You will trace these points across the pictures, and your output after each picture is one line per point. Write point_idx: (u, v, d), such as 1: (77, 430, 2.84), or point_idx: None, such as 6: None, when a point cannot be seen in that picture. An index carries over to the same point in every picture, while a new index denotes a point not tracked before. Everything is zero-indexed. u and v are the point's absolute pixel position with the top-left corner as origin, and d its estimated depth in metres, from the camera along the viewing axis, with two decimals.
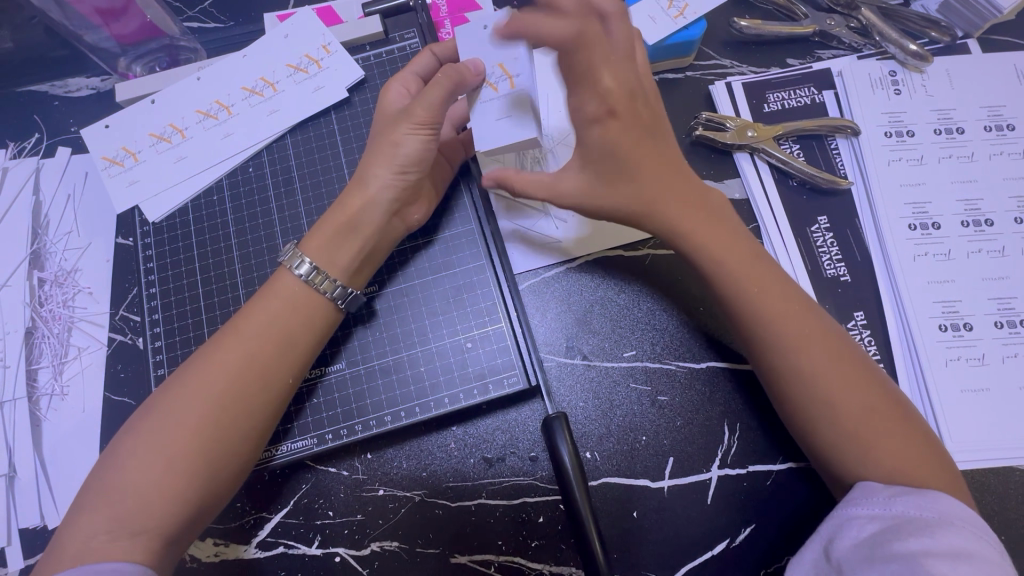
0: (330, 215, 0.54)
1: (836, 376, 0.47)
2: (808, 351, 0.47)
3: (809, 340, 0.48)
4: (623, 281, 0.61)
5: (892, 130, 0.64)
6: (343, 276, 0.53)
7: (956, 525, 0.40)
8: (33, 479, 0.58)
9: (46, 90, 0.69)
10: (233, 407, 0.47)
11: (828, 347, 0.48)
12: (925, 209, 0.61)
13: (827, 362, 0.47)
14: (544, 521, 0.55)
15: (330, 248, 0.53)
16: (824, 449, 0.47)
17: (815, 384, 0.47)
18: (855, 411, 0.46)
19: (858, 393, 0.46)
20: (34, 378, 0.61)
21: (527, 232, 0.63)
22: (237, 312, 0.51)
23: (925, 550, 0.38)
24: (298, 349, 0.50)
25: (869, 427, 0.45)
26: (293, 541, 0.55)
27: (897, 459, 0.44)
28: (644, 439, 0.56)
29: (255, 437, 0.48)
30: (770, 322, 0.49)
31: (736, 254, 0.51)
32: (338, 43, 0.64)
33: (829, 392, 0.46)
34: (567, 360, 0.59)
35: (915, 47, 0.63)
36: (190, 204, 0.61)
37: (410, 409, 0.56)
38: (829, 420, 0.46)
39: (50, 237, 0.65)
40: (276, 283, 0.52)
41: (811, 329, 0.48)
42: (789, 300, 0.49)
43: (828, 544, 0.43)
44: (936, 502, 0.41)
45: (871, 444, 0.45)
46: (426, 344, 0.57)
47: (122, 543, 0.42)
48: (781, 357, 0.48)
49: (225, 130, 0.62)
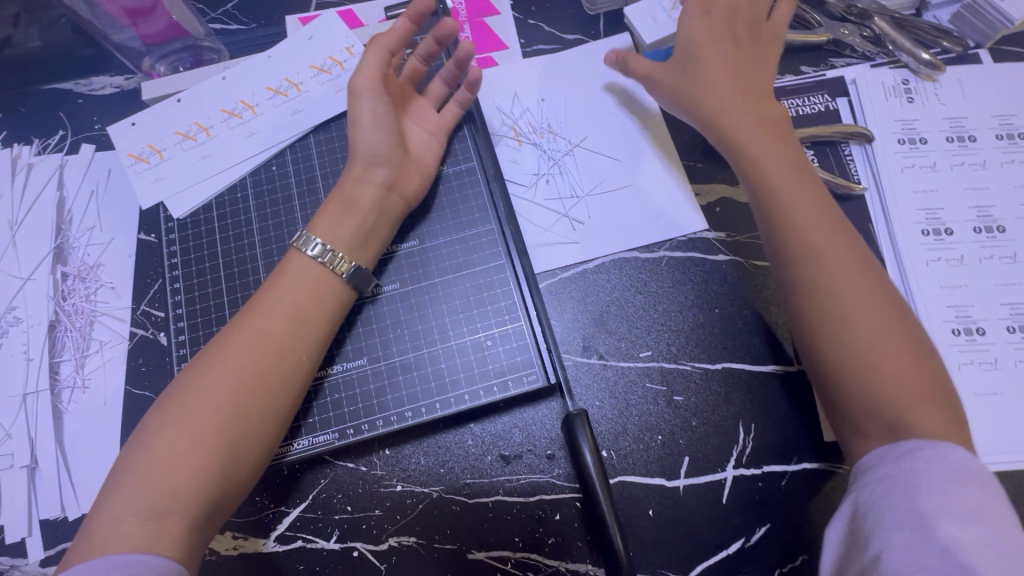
0: (331, 198, 0.57)
1: (875, 332, 0.46)
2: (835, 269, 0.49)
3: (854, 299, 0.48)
4: (639, 282, 0.62)
5: (905, 137, 0.65)
6: (346, 246, 0.55)
7: (971, 480, 0.40)
8: (54, 471, 0.58)
9: (70, 88, 0.70)
10: (254, 382, 0.48)
11: (856, 265, 0.49)
12: (938, 215, 0.62)
13: (853, 281, 0.48)
14: (561, 518, 0.55)
15: (332, 223, 0.55)
16: (843, 377, 0.47)
17: (838, 298, 0.48)
18: (875, 339, 0.46)
19: (881, 319, 0.47)
20: (56, 371, 0.62)
21: (554, 232, 0.64)
22: (254, 296, 0.53)
23: (938, 512, 0.39)
24: (313, 326, 0.51)
25: (889, 358, 0.46)
26: (311, 535, 0.56)
27: (915, 396, 0.44)
28: (660, 438, 0.57)
29: (274, 412, 0.48)
30: (805, 231, 0.50)
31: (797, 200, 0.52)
32: (361, 46, 0.65)
33: (851, 314, 0.47)
34: (583, 360, 0.60)
35: (928, 56, 0.65)
36: (213, 201, 0.62)
37: (430, 405, 0.56)
38: (845, 344, 0.47)
39: (73, 232, 0.66)
40: (287, 266, 0.53)
41: (840, 243, 0.50)
42: (825, 212, 0.51)
43: (849, 517, 0.44)
44: (950, 456, 0.41)
45: (889, 378, 0.45)
46: (446, 342, 0.58)
47: (149, 526, 0.42)
48: (811, 266, 0.49)
49: (249, 129, 0.63)
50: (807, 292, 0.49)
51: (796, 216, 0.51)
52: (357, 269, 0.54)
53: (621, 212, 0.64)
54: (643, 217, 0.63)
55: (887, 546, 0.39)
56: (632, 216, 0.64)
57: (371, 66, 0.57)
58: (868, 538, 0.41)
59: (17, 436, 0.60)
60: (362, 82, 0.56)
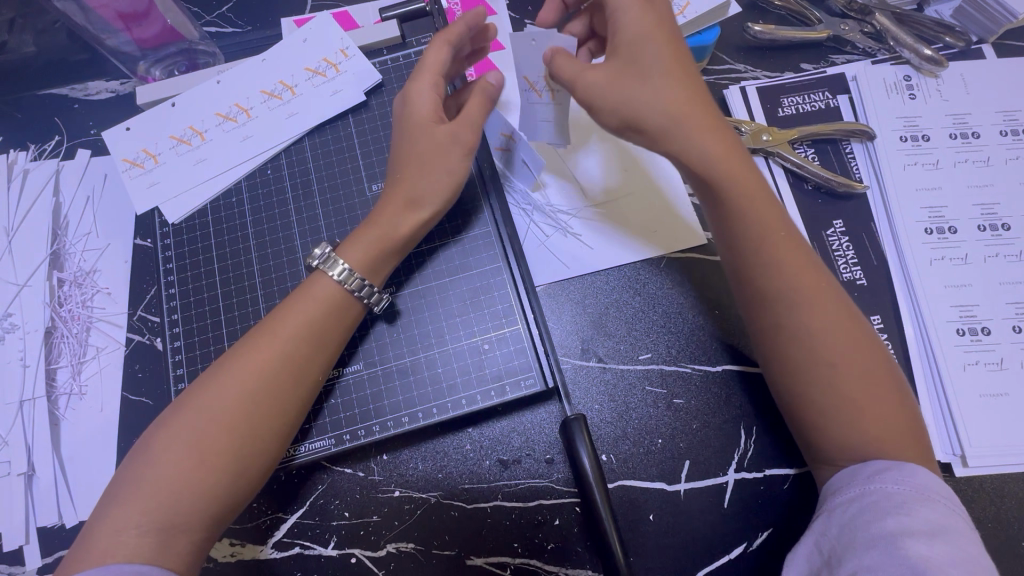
0: (369, 227, 0.54)
1: (846, 368, 0.45)
2: (806, 311, 0.46)
3: (830, 333, 0.46)
4: (638, 284, 0.61)
5: (907, 134, 0.64)
6: (379, 282, 0.55)
7: (934, 500, 0.41)
8: (51, 478, 0.58)
9: (66, 93, 0.70)
10: (264, 401, 0.47)
11: (828, 307, 0.46)
12: (941, 213, 0.61)
13: (825, 322, 0.46)
14: (560, 524, 0.55)
15: (372, 261, 0.53)
16: (807, 415, 0.46)
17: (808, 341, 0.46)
18: (846, 380, 0.45)
19: (855, 361, 0.45)
20: (53, 378, 0.62)
21: (553, 246, 0.63)
22: (271, 313, 0.51)
23: (904, 531, 0.39)
24: (327, 347, 0.51)
25: (859, 396, 0.44)
26: (309, 541, 0.55)
27: (881, 435, 0.44)
28: (660, 442, 0.56)
29: (282, 432, 0.48)
30: (770, 271, 0.47)
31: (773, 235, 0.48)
32: (355, 47, 0.64)
33: (824, 354, 0.45)
34: (582, 363, 0.59)
35: (930, 52, 0.63)
36: (208, 206, 0.62)
37: (428, 410, 0.56)
38: (812, 384, 0.46)
39: (69, 237, 0.66)
40: (310, 286, 0.52)
41: (813, 283, 0.47)
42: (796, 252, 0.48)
43: (818, 539, 0.43)
44: (915, 476, 0.42)
45: (855, 413, 0.44)
46: (443, 345, 0.57)
47: (150, 538, 0.42)
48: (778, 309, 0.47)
49: (244, 133, 0.63)
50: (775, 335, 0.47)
51: (763, 256, 0.48)
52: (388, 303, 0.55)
53: (619, 225, 0.63)
54: (647, 227, 0.63)
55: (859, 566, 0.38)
56: (636, 225, 0.63)
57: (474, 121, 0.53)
58: (840, 563, 0.40)
59: (14, 443, 0.60)
60: (469, 137, 0.53)
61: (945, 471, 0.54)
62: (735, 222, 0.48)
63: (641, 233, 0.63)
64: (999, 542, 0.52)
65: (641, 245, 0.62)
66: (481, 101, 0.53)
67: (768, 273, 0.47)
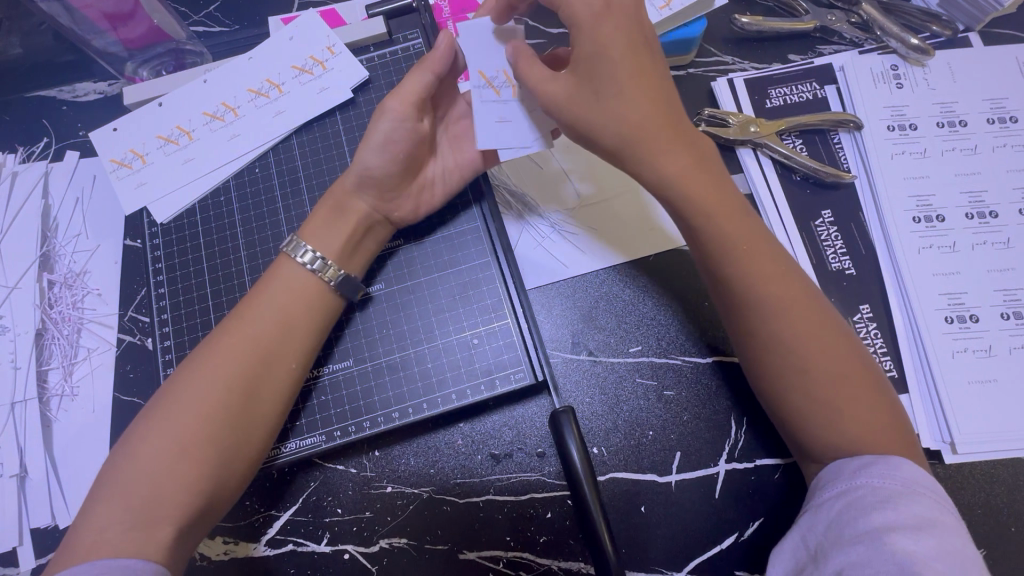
0: (322, 205, 0.56)
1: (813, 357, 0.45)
2: (768, 297, 0.46)
3: (794, 326, 0.45)
4: (628, 277, 0.61)
5: (895, 124, 0.64)
6: (343, 262, 0.54)
7: (923, 494, 0.40)
8: (44, 479, 0.58)
9: (54, 95, 0.70)
10: (242, 392, 0.47)
11: (786, 290, 0.46)
12: (929, 202, 0.61)
13: (789, 303, 0.46)
14: (551, 517, 0.55)
15: (326, 235, 0.54)
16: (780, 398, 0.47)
17: (779, 321, 0.46)
18: (820, 371, 0.45)
19: (826, 351, 0.45)
20: (45, 379, 0.62)
21: (548, 249, 0.63)
22: (238, 303, 0.52)
23: (890, 525, 0.38)
24: (303, 332, 0.51)
25: (833, 377, 0.45)
26: (302, 538, 0.55)
27: (863, 421, 0.44)
28: (651, 434, 0.56)
29: (263, 420, 0.48)
30: (734, 263, 0.47)
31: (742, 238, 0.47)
32: (342, 44, 0.64)
33: (791, 335, 0.45)
34: (572, 356, 0.59)
35: (917, 41, 0.64)
36: (197, 205, 0.61)
37: (417, 406, 0.56)
38: (782, 375, 0.46)
39: (59, 239, 0.66)
40: (277, 271, 0.53)
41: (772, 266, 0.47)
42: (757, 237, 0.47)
43: (806, 534, 0.43)
44: (900, 470, 0.41)
45: (824, 402, 0.44)
46: (432, 341, 0.57)
47: (135, 533, 0.42)
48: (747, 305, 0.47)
49: (232, 131, 0.63)
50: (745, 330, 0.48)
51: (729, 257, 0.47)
52: (346, 277, 0.53)
53: (614, 226, 0.63)
54: (642, 226, 0.63)
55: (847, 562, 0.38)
56: (630, 223, 0.63)
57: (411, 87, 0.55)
58: (827, 558, 0.39)
59: (6, 445, 0.60)
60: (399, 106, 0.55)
61: (935, 459, 0.54)
62: (705, 226, 0.47)
63: (636, 231, 0.63)
64: (989, 528, 0.52)
65: (636, 243, 0.62)
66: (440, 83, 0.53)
67: (737, 277, 0.47)
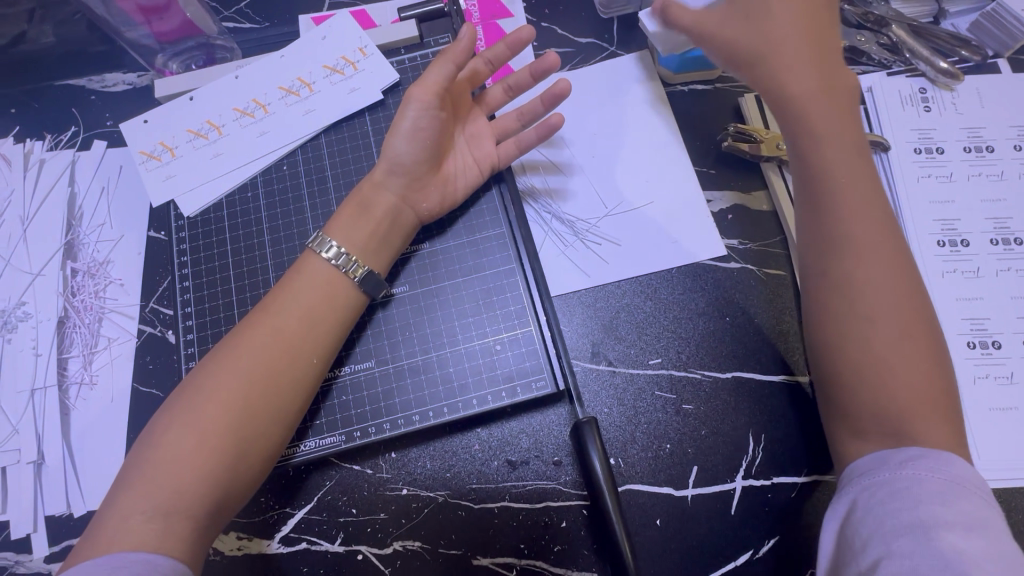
0: (347, 202, 0.57)
1: (887, 326, 0.45)
2: (865, 251, 0.47)
3: (880, 286, 0.46)
4: (649, 288, 0.61)
5: (922, 147, 0.64)
6: (368, 259, 0.55)
7: (970, 493, 0.40)
8: (60, 467, 0.58)
9: (83, 85, 0.71)
10: (264, 382, 0.47)
11: (886, 251, 0.47)
12: (954, 226, 0.61)
13: (882, 269, 0.47)
14: (567, 526, 0.55)
15: (350, 228, 0.55)
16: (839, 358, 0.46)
17: (851, 270, 0.47)
18: (891, 341, 0.45)
19: (900, 324, 0.45)
20: (65, 367, 0.62)
21: (576, 257, 0.63)
22: (263, 297, 0.52)
23: (940, 521, 0.38)
24: (325, 326, 0.51)
25: (897, 343, 0.45)
26: (316, 537, 0.55)
27: (908, 398, 0.43)
28: (669, 447, 0.56)
29: (286, 412, 0.48)
30: (845, 205, 0.48)
31: (862, 188, 0.49)
32: (373, 46, 0.65)
33: (875, 302, 0.46)
34: (592, 366, 0.59)
35: (946, 65, 0.64)
36: (224, 199, 0.62)
37: (438, 409, 0.56)
38: (853, 336, 0.46)
39: (83, 228, 0.66)
40: (301, 267, 0.53)
41: (865, 216, 0.48)
42: (861, 186, 0.49)
43: (842, 521, 0.42)
44: (951, 467, 0.40)
45: (888, 375, 0.44)
46: (454, 345, 0.57)
47: (155, 523, 0.42)
48: (840, 254, 0.48)
49: (261, 128, 0.63)
50: (826, 284, 0.48)
51: (842, 196, 0.49)
52: (370, 273, 0.54)
53: (643, 234, 0.63)
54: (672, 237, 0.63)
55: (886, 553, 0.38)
56: (660, 234, 0.63)
57: (437, 79, 0.55)
58: (866, 546, 0.39)
59: (25, 432, 0.60)
60: (428, 96, 0.55)
61: None
62: (826, 159, 0.49)
63: (665, 241, 0.63)
64: None
65: (666, 253, 0.62)
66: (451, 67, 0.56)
67: (838, 224, 0.48)
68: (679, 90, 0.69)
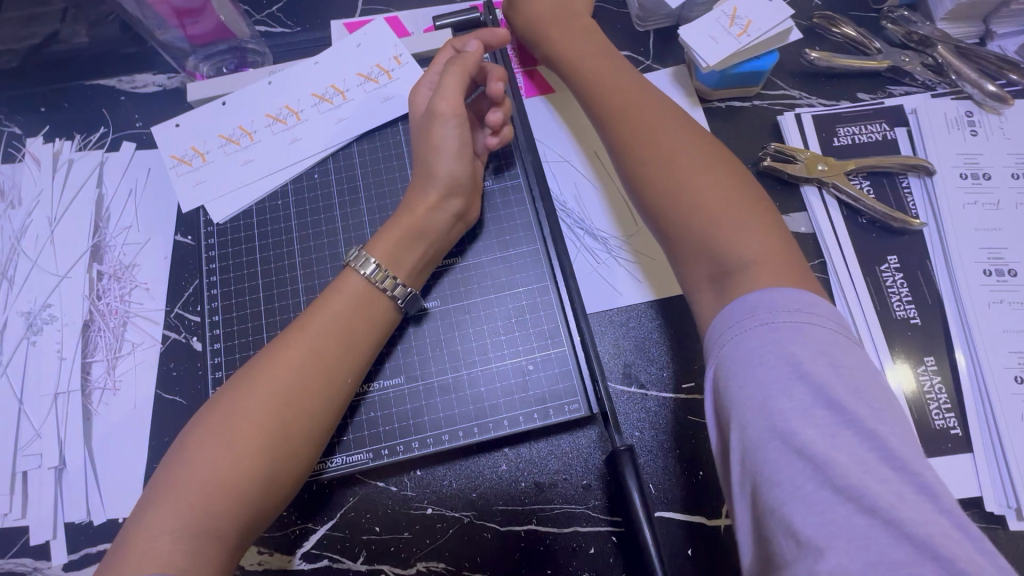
0: (395, 223, 0.55)
1: (708, 197, 0.47)
2: (661, 147, 0.51)
3: (684, 168, 0.49)
4: (684, 309, 0.60)
5: (968, 172, 0.62)
6: (404, 275, 0.54)
7: (809, 324, 0.38)
8: (81, 474, 0.57)
9: (113, 85, 0.70)
10: (298, 401, 0.46)
11: (678, 142, 0.51)
12: (1000, 255, 0.59)
13: (683, 158, 0.49)
14: (595, 553, 0.53)
15: (396, 251, 0.53)
16: (686, 242, 0.47)
17: (657, 168, 0.50)
18: (712, 209, 0.46)
19: (715, 192, 0.47)
20: (88, 371, 0.61)
21: (613, 276, 0.62)
22: (300, 314, 0.51)
23: (788, 401, 0.35)
24: (360, 346, 0.50)
25: (715, 199, 0.46)
26: (338, 554, 0.54)
27: (744, 253, 0.43)
28: (702, 474, 0.55)
29: (316, 431, 0.47)
30: (633, 126, 0.54)
31: (643, 109, 0.54)
32: (409, 55, 0.64)
33: (685, 181, 0.48)
34: (624, 388, 0.58)
35: (995, 88, 0.62)
36: (254, 207, 0.61)
37: (468, 429, 0.54)
38: (684, 221, 0.47)
39: (110, 230, 0.66)
40: (340, 285, 0.52)
41: (660, 113, 0.54)
42: (652, 105, 0.55)
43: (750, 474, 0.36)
44: (782, 296, 0.39)
45: (718, 237, 0.45)
46: (486, 363, 0.56)
47: (183, 545, 0.41)
48: (648, 157, 0.51)
49: (294, 135, 0.63)
50: (651, 185, 0.50)
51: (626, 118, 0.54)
52: (412, 296, 0.53)
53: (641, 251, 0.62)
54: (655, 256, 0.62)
55: (762, 463, 0.35)
56: (653, 254, 0.62)
57: (452, 87, 0.55)
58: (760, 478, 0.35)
59: (47, 435, 0.59)
60: (450, 108, 0.54)
61: (996, 523, 0.52)
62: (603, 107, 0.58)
63: (653, 262, 0.62)
64: None
65: (655, 274, 0.61)
66: (461, 74, 0.55)
67: (639, 140, 0.52)
68: (717, 107, 0.67)
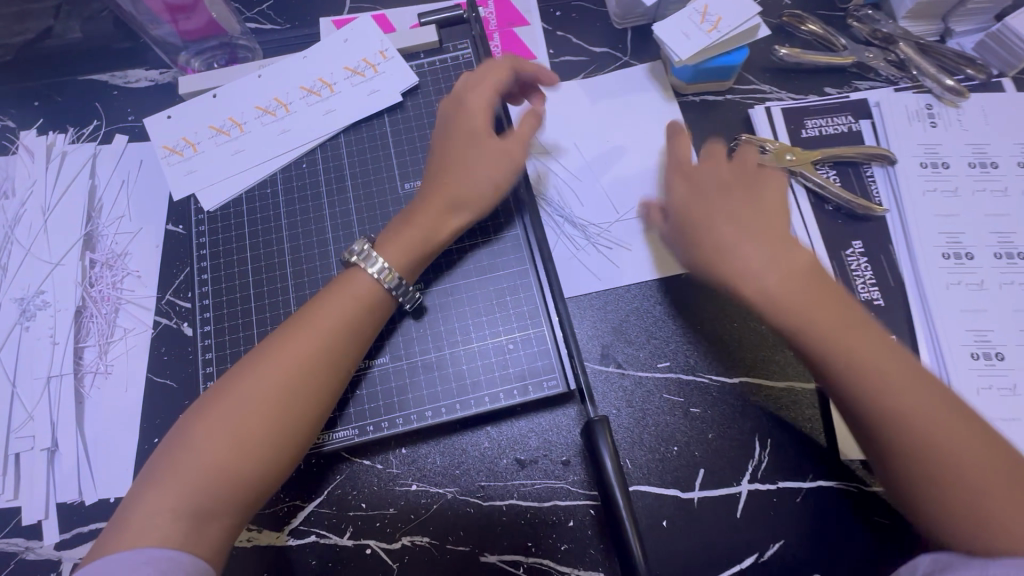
0: (407, 225, 0.55)
1: (943, 427, 0.44)
2: (887, 376, 0.45)
3: (910, 396, 0.45)
4: (659, 292, 0.62)
5: (928, 161, 0.65)
6: (411, 275, 0.55)
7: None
8: (73, 455, 0.59)
9: (105, 79, 0.72)
10: (298, 393, 0.48)
11: (889, 364, 0.46)
12: (958, 239, 0.62)
13: (899, 385, 0.45)
14: (574, 526, 0.55)
15: (402, 251, 0.54)
16: (926, 489, 0.44)
17: (881, 400, 0.45)
18: (951, 452, 0.43)
19: (950, 439, 0.44)
20: (80, 357, 0.63)
21: (591, 262, 0.64)
22: (302, 308, 0.52)
23: None
24: (358, 338, 0.51)
25: (953, 439, 0.44)
26: (325, 530, 0.56)
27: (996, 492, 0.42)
28: (676, 449, 0.57)
29: (313, 420, 0.49)
30: (841, 360, 0.47)
31: (833, 323, 0.48)
32: (395, 49, 0.66)
33: (916, 415, 0.44)
34: (602, 368, 0.60)
35: (952, 82, 0.66)
36: (244, 195, 0.63)
37: (451, 406, 0.56)
38: (919, 462, 0.44)
39: (103, 220, 0.67)
40: (345, 281, 0.53)
41: (861, 326, 0.48)
42: (844, 316, 0.48)
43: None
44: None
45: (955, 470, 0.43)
46: (468, 344, 0.58)
47: (179, 524, 0.43)
48: (868, 385, 0.46)
49: (283, 126, 0.65)
50: (871, 416, 0.45)
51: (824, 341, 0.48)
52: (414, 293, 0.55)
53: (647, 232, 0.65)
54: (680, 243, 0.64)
55: None
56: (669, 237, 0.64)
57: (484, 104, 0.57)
58: None
59: (40, 419, 0.61)
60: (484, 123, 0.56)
61: None
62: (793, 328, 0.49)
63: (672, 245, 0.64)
64: None
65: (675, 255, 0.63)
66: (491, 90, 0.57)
67: (851, 377, 0.46)
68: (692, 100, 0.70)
